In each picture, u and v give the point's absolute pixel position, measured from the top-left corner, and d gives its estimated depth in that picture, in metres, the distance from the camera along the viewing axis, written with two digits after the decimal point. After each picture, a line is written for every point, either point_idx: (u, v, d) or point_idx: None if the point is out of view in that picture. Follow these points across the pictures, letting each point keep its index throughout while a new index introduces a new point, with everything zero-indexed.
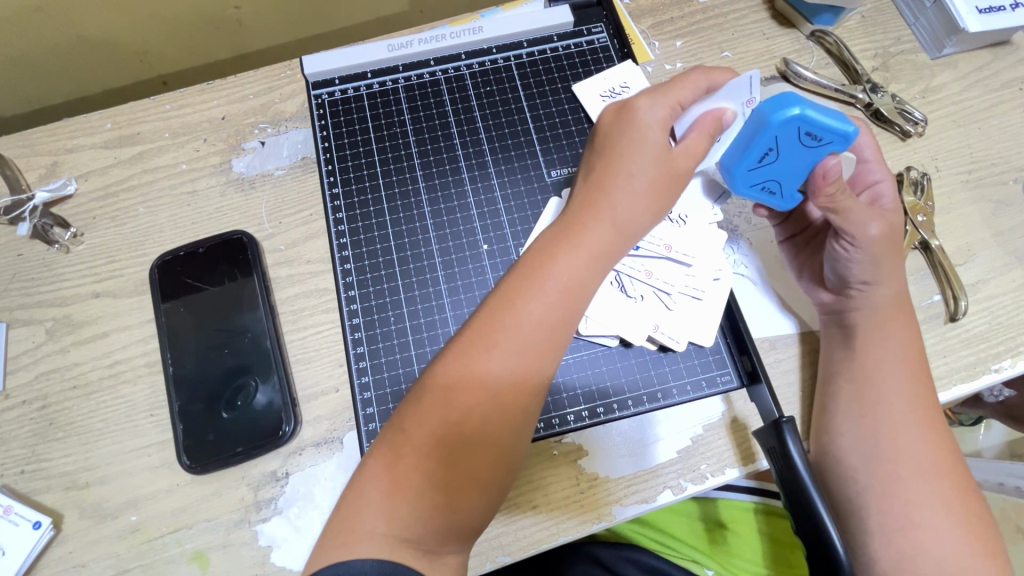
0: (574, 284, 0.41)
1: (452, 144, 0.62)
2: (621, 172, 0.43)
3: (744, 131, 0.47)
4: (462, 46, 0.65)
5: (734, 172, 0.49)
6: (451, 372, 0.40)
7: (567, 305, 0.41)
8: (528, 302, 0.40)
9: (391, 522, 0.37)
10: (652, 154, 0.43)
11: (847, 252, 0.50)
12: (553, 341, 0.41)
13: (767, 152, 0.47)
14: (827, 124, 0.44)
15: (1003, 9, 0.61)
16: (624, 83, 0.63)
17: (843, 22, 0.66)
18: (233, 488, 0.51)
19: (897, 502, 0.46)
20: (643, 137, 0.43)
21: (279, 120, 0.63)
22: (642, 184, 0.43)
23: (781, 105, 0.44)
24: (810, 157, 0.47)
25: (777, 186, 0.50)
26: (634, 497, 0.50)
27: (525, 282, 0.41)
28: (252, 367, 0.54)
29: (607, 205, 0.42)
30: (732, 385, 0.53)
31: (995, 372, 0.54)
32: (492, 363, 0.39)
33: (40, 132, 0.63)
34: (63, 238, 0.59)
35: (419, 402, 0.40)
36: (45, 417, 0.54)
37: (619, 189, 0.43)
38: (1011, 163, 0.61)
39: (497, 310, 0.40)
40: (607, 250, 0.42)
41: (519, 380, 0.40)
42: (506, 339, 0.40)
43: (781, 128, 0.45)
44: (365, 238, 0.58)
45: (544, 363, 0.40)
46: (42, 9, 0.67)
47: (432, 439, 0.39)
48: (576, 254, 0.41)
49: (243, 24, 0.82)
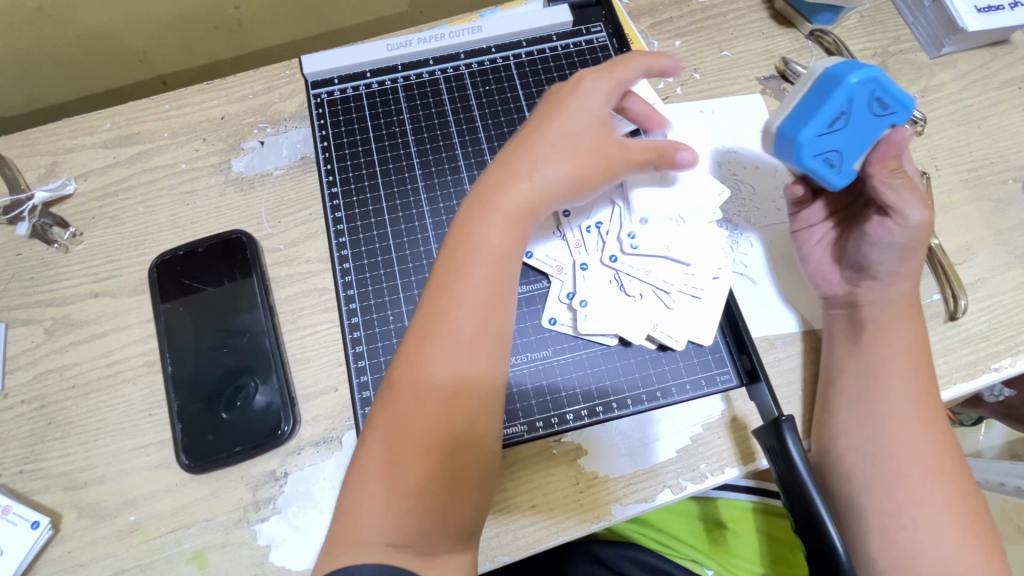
0: (511, 250, 0.44)
1: (451, 144, 0.62)
2: (550, 144, 0.46)
3: (811, 96, 0.46)
4: (461, 46, 0.65)
5: (801, 136, 0.46)
6: (405, 372, 0.41)
7: (501, 272, 0.43)
8: (463, 280, 0.42)
9: (390, 529, 0.37)
10: (577, 126, 0.47)
11: (887, 235, 0.49)
12: (496, 309, 0.42)
13: (838, 115, 0.45)
14: (895, 92, 0.45)
15: (1002, 8, 0.61)
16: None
17: (842, 22, 0.66)
18: (232, 487, 0.51)
19: (897, 502, 0.45)
20: (565, 113, 0.47)
21: (279, 120, 0.63)
22: (572, 152, 0.46)
23: (853, 69, 0.45)
24: (873, 129, 0.46)
25: (838, 159, 0.47)
26: (634, 496, 0.50)
27: (457, 265, 0.43)
28: (251, 366, 0.54)
29: (531, 173, 0.45)
30: (732, 384, 0.53)
31: (995, 371, 0.54)
32: (441, 350, 0.40)
33: (39, 132, 0.63)
34: (62, 238, 0.59)
35: (384, 413, 0.40)
36: (44, 416, 0.54)
37: (543, 159, 0.46)
38: (1011, 163, 0.61)
39: (439, 299, 0.42)
40: (533, 213, 0.45)
41: (474, 354, 0.41)
42: (450, 322, 0.41)
43: (855, 88, 0.45)
44: (364, 238, 0.58)
45: (491, 335, 0.42)
46: (41, 9, 0.68)
47: (408, 442, 0.39)
48: (509, 225, 0.44)
49: (243, 24, 0.82)
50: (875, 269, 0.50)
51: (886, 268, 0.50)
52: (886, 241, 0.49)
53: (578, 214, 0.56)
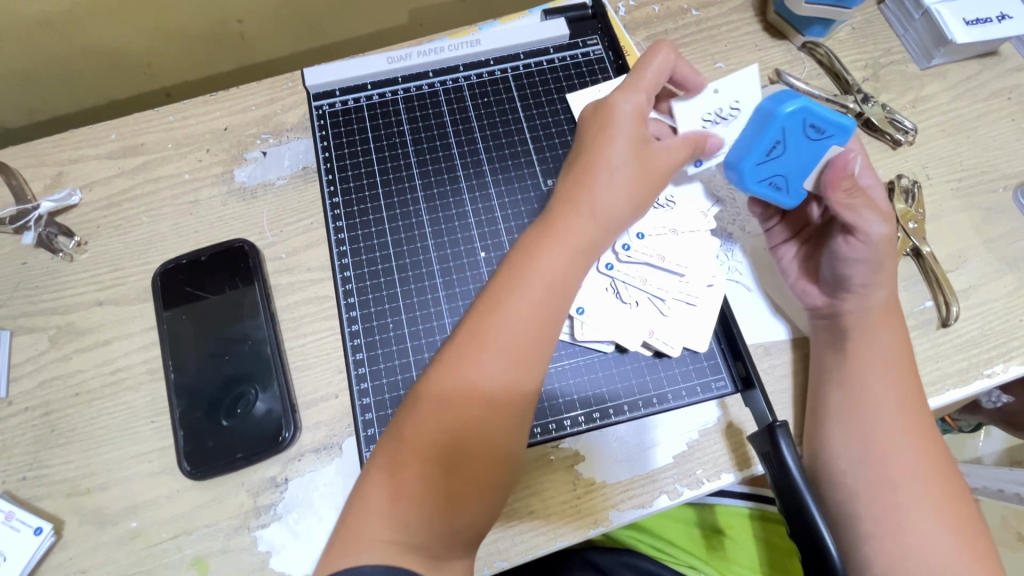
0: (559, 281, 0.43)
1: (450, 154, 0.63)
2: (603, 165, 0.45)
3: (752, 126, 0.49)
4: (459, 59, 0.66)
5: (742, 166, 0.50)
6: (447, 377, 0.41)
7: (553, 301, 0.43)
8: (516, 301, 0.42)
9: (394, 528, 0.38)
10: (629, 151, 0.46)
11: (852, 250, 0.50)
12: (540, 338, 0.42)
13: (773, 144, 0.48)
14: (830, 116, 0.46)
15: (991, 21, 0.62)
16: (734, 104, 0.54)
17: (834, 34, 0.67)
18: (232, 494, 0.52)
19: (890, 506, 0.46)
20: (618, 130, 0.46)
21: (280, 131, 0.64)
22: (623, 176, 0.45)
23: (786, 99, 0.47)
24: (813, 150, 0.49)
25: (784, 181, 0.51)
26: (631, 501, 0.51)
27: (508, 286, 0.42)
28: (251, 373, 0.54)
29: (587, 199, 0.45)
30: (727, 391, 0.53)
31: (988, 376, 0.54)
32: (482, 369, 0.41)
33: (45, 143, 0.64)
34: (67, 246, 0.60)
35: (415, 411, 0.41)
36: (47, 423, 0.54)
37: (599, 186, 0.45)
38: (1001, 171, 0.62)
39: (489, 317, 0.42)
40: (589, 244, 0.44)
41: (510, 380, 0.41)
42: (496, 339, 0.41)
43: (788, 119, 0.47)
44: (365, 246, 0.59)
45: (534, 365, 0.42)
46: (49, 23, 0.69)
47: (432, 444, 0.40)
48: (559, 251, 0.43)
49: (246, 37, 0.83)
50: (849, 282, 0.51)
51: (859, 281, 0.50)
52: (853, 256, 0.50)
53: None
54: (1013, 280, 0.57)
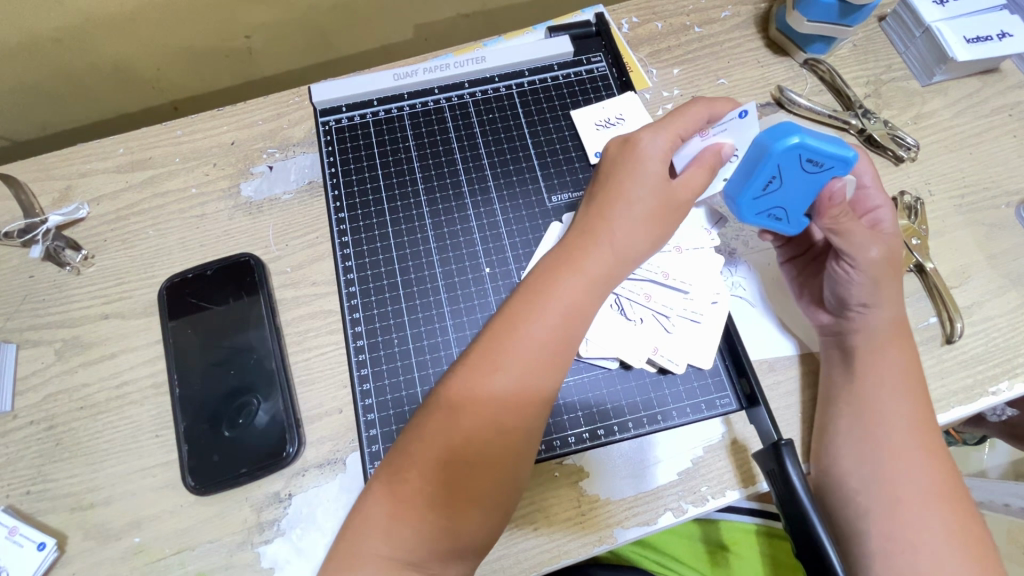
0: (574, 308, 0.43)
1: (455, 169, 0.63)
2: (621, 199, 0.46)
3: (748, 161, 0.49)
4: (464, 76, 0.67)
5: (739, 201, 0.51)
6: (457, 391, 0.41)
7: (567, 329, 0.43)
8: (529, 325, 0.42)
9: (394, 546, 0.39)
10: (647, 187, 0.46)
11: (847, 274, 0.51)
12: (554, 363, 0.42)
13: (770, 180, 0.48)
14: (824, 149, 0.46)
15: (990, 39, 0.62)
16: (619, 115, 0.64)
17: (835, 51, 0.68)
18: (236, 509, 0.51)
19: (896, 527, 0.46)
20: (641, 167, 0.47)
21: (287, 145, 0.65)
22: (641, 210, 0.46)
23: (780, 137, 0.46)
24: (814, 182, 0.48)
25: (783, 213, 0.51)
26: (634, 519, 0.50)
27: (527, 307, 0.43)
28: (255, 387, 0.54)
29: (606, 231, 0.45)
30: (731, 407, 0.53)
31: (993, 394, 0.54)
32: (491, 388, 0.41)
33: (54, 157, 0.65)
34: (74, 260, 0.60)
35: (422, 425, 0.41)
36: (52, 437, 0.54)
37: (619, 218, 0.46)
38: (1003, 188, 0.62)
39: (499, 337, 0.42)
40: (606, 276, 0.45)
41: (520, 398, 0.41)
42: (508, 360, 0.41)
43: (783, 156, 0.47)
44: (371, 261, 0.59)
45: (545, 382, 0.42)
46: (60, 40, 0.70)
47: (433, 461, 0.40)
48: (576, 278, 0.44)
49: (253, 52, 0.84)
50: (850, 302, 0.51)
51: (858, 300, 0.51)
52: (848, 279, 0.51)
53: None
54: (1017, 296, 0.57)
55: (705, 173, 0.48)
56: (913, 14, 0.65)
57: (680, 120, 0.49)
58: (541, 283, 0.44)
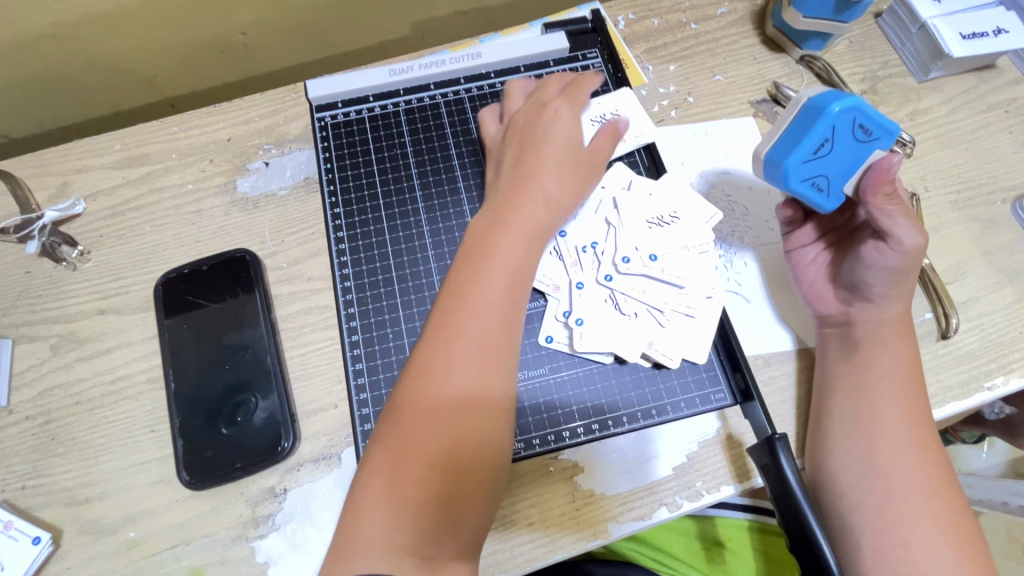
0: (517, 262, 0.48)
1: (450, 165, 0.63)
2: (539, 161, 0.53)
3: (796, 125, 0.49)
4: (460, 71, 0.67)
5: (788, 163, 0.49)
6: (426, 370, 0.44)
7: (514, 284, 0.47)
8: (478, 291, 0.46)
9: (395, 529, 0.39)
10: (559, 149, 0.53)
11: (881, 258, 0.50)
12: (507, 320, 0.46)
13: (822, 143, 0.48)
14: (878, 118, 0.47)
15: (986, 35, 0.62)
16: (615, 110, 0.62)
17: (831, 48, 0.68)
18: (231, 504, 0.52)
19: (889, 520, 0.46)
20: (552, 129, 0.54)
21: (283, 141, 0.65)
22: (559, 170, 0.53)
23: (836, 97, 0.47)
24: (859, 153, 0.49)
25: (825, 183, 0.51)
26: (629, 514, 0.50)
27: (469, 274, 0.47)
28: (249, 383, 0.54)
29: (530, 189, 0.51)
30: (726, 402, 0.53)
31: (988, 390, 0.54)
32: (457, 353, 0.44)
33: (51, 153, 0.65)
34: (70, 256, 0.60)
35: (399, 406, 0.43)
36: (47, 432, 0.54)
37: (542, 176, 0.52)
38: (1000, 184, 0.62)
39: (453, 306, 0.46)
40: (536, 229, 0.50)
41: (487, 361, 0.44)
42: (467, 326, 0.45)
43: (838, 117, 0.47)
44: (366, 256, 0.59)
45: (505, 335, 0.46)
46: (56, 37, 0.70)
47: (422, 438, 0.42)
48: (513, 237, 0.48)
49: (250, 48, 0.84)
50: (869, 290, 0.51)
51: (879, 289, 0.51)
52: (880, 264, 0.50)
53: (574, 234, 0.57)
54: (1012, 292, 0.57)
55: (609, 140, 0.56)
56: (909, 11, 0.65)
57: (574, 93, 0.58)
58: (477, 251, 0.48)
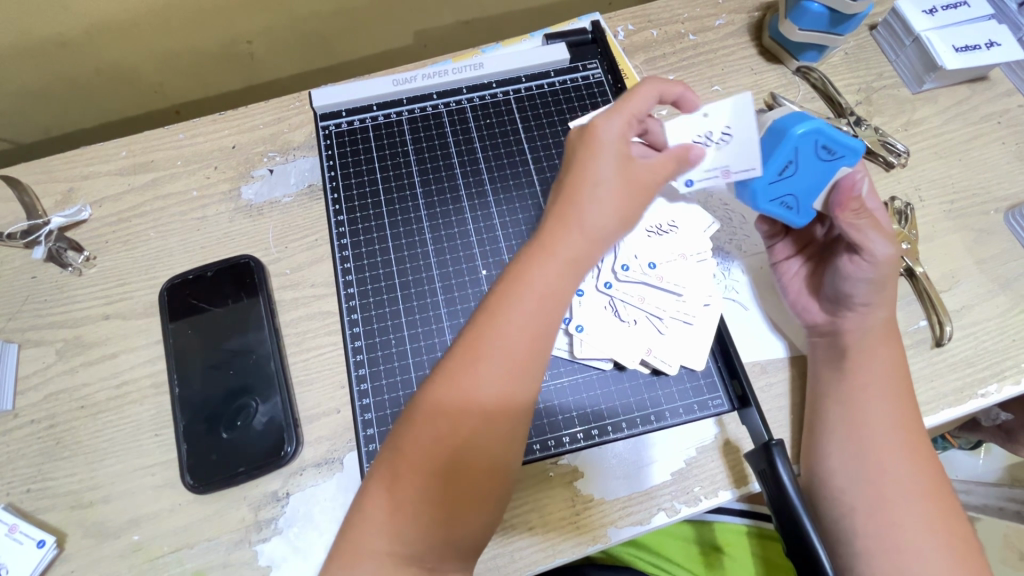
0: (549, 293, 0.42)
1: (452, 173, 0.64)
2: (587, 180, 0.44)
3: (762, 149, 0.50)
4: (463, 81, 0.68)
5: (755, 185, 0.51)
6: (442, 395, 0.40)
7: (544, 317, 0.42)
8: (506, 321, 0.41)
9: (393, 540, 0.39)
10: (608, 168, 0.44)
11: (856, 270, 0.51)
12: (531, 356, 0.41)
13: (786, 164, 0.49)
14: (841, 138, 0.48)
15: (978, 48, 0.63)
16: None
17: (827, 59, 0.69)
18: (234, 507, 0.52)
19: (884, 525, 0.46)
20: (602, 143, 0.44)
21: (287, 149, 0.66)
22: (607, 192, 0.43)
23: (798, 121, 0.48)
24: (827, 172, 0.50)
25: (794, 202, 0.52)
26: (628, 518, 0.51)
27: (501, 300, 0.42)
28: (252, 388, 0.55)
29: (573, 215, 0.43)
30: (723, 408, 0.54)
31: (982, 396, 0.55)
32: (477, 381, 0.40)
33: (58, 160, 0.65)
34: (76, 261, 0.61)
35: (414, 424, 0.41)
36: (52, 436, 0.55)
37: (588, 201, 0.43)
38: (993, 194, 0.63)
39: (479, 330, 0.41)
40: (577, 261, 0.43)
41: (506, 399, 0.40)
42: (489, 357, 0.40)
43: (800, 139, 0.48)
44: (369, 263, 0.60)
45: (525, 374, 0.41)
46: (65, 45, 0.71)
47: (430, 461, 0.40)
48: (549, 267, 0.42)
49: (255, 57, 0.85)
50: (850, 300, 0.52)
51: (859, 299, 0.52)
52: (856, 275, 0.51)
53: None
54: (1006, 300, 0.58)
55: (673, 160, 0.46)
56: (902, 23, 0.67)
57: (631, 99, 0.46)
58: (508, 283, 0.42)
